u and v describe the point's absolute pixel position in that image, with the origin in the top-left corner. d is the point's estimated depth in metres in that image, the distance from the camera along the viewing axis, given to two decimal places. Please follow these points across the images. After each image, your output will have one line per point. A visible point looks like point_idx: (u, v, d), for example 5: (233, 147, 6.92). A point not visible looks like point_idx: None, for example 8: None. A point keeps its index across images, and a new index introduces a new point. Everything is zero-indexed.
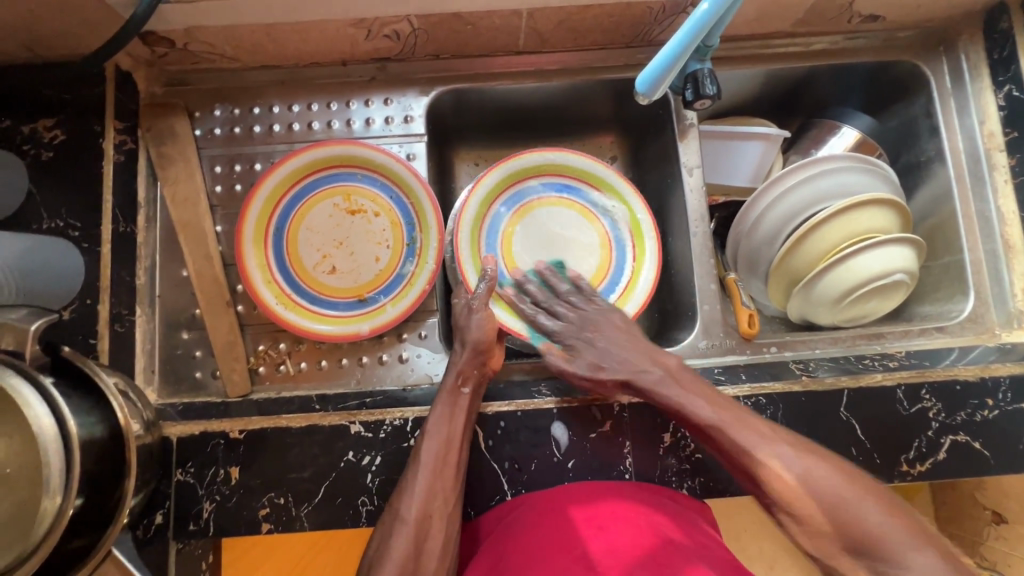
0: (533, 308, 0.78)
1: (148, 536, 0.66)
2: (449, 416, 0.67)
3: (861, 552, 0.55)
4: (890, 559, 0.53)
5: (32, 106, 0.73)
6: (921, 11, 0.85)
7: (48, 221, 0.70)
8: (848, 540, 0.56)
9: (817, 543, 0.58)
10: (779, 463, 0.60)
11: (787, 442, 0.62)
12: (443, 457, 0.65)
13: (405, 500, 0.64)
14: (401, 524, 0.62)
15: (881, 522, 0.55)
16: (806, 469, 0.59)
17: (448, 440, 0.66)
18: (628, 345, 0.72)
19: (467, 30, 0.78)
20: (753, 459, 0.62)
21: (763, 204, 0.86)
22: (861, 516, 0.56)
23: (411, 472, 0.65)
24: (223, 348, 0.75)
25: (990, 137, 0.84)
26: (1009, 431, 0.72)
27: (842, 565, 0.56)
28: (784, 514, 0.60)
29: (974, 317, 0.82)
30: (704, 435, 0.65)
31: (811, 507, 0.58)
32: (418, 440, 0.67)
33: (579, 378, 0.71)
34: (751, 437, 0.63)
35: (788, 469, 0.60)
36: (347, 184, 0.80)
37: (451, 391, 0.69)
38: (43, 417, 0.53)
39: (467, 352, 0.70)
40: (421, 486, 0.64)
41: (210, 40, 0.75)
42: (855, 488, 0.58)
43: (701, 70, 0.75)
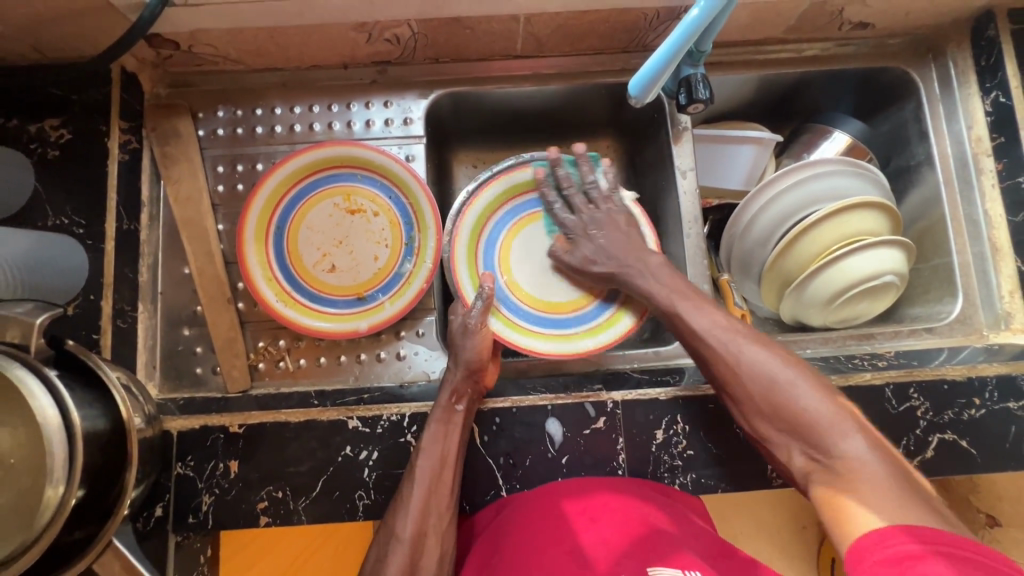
0: (554, 197, 0.83)
1: (147, 529, 0.67)
2: (444, 433, 0.68)
3: (794, 432, 0.58)
4: (817, 439, 0.56)
5: (39, 105, 0.74)
6: (910, 19, 0.87)
7: (53, 218, 0.72)
8: (781, 424, 0.59)
9: (761, 426, 0.61)
10: (738, 350, 0.64)
11: (745, 335, 0.66)
12: (437, 473, 0.67)
13: (399, 518, 0.65)
14: (397, 541, 0.64)
15: (820, 407, 0.58)
16: (758, 359, 0.63)
17: (443, 457, 0.67)
18: (622, 247, 0.78)
19: (465, 33, 0.80)
20: (714, 348, 0.66)
21: (755, 206, 0.87)
22: (800, 401, 0.59)
23: (405, 489, 0.66)
24: (224, 344, 0.76)
25: (978, 142, 0.85)
26: (995, 429, 0.74)
27: (779, 445, 0.60)
28: (734, 396, 0.64)
29: (962, 318, 0.84)
30: (677, 328, 0.70)
31: (756, 390, 0.61)
32: (413, 457, 0.68)
33: (572, 266, 0.80)
34: (709, 327, 0.67)
35: (743, 357, 0.63)
36: (347, 184, 0.82)
37: (445, 408, 0.69)
38: (48, 409, 0.54)
39: (460, 372, 0.72)
40: (415, 504, 0.65)
41: (214, 43, 0.77)
42: (804, 377, 0.60)
43: (694, 75, 0.77)
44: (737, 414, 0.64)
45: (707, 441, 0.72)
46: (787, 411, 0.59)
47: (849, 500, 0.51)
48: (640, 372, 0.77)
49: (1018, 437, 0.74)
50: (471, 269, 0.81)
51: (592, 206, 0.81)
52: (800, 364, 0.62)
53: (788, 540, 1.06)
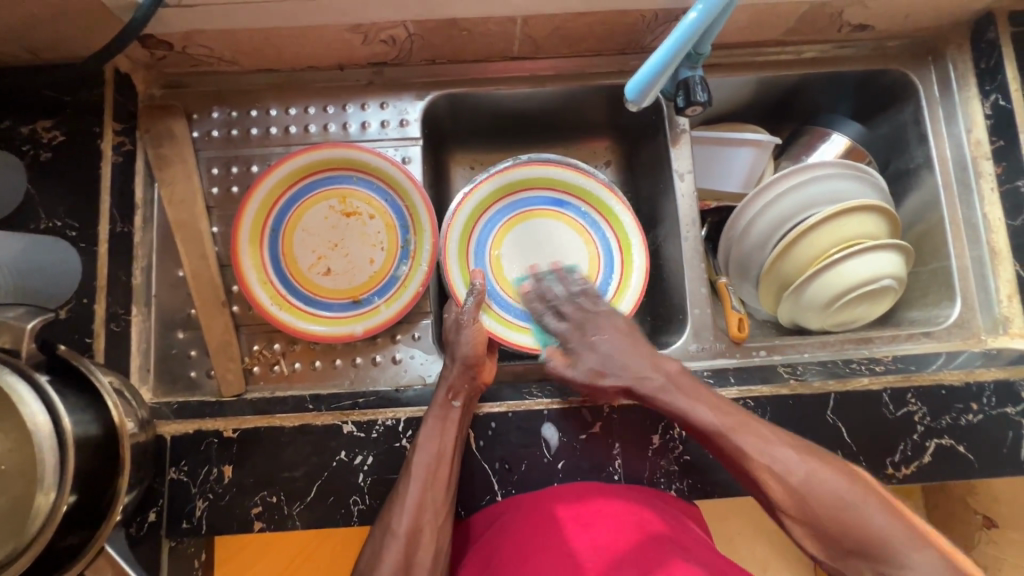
0: (542, 309, 0.76)
1: (140, 535, 0.67)
2: (440, 429, 0.68)
3: (866, 552, 0.57)
4: (892, 560, 0.55)
5: (32, 107, 0.74)
6: (910, 21, 0.86)
7: (45, 220, 0.71)
8: (848, 544, 0.58)
9: (824, 544, 0.59)
10: (791, 468, 0.61)
11: (790, 446, 0.62)
12: (434, 469, 0.66)
13: (395, 513, 0.64)
14: (392, 536, 0.63)
15: (888, 524, 0.57)
16: (815, 477, 0.60)
17: (439, 453, 0.66)
18: (628, 352, 0.70)
19: (462, 36, 0.79)
20: (760, 462, 0.62)
21: (753, 210, 0.87)
22: (867, 518, 0.57)
23: (402, 484, 0.66)
24: (219, 348, 0.76)
25: (976, 145, 0.85)
26: (993, 434, 0.73)
27: (845, 563, 0.58)
28: (789, 514, 0.61)
29: (960, 323, 0.83)
30: (712, 440, 0.64)
31: (820, 509, 0.59)
32: (410, 453, 0.67)
33: (578, 383, 0.70)
34: (753, 442, 0.63)
35: (797, 474, 0.60)
36: (342, 186, 0.81)
37: (443, 404, 0.69)
38: (39, 414, 0.54)
39: (458, 365, 0.71)
40: (411, 500, 0.64)
41: (208, 44, 0.76)
42: (867, 493, 0.59)
43: (692, 77, 0.76)
44: (792, 530, 0.61)
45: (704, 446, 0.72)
46: (854, 532, 0.57)
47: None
48: None
49: (1016, 442, 0.73)
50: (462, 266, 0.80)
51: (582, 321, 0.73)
52: (853, 472, 0.61)
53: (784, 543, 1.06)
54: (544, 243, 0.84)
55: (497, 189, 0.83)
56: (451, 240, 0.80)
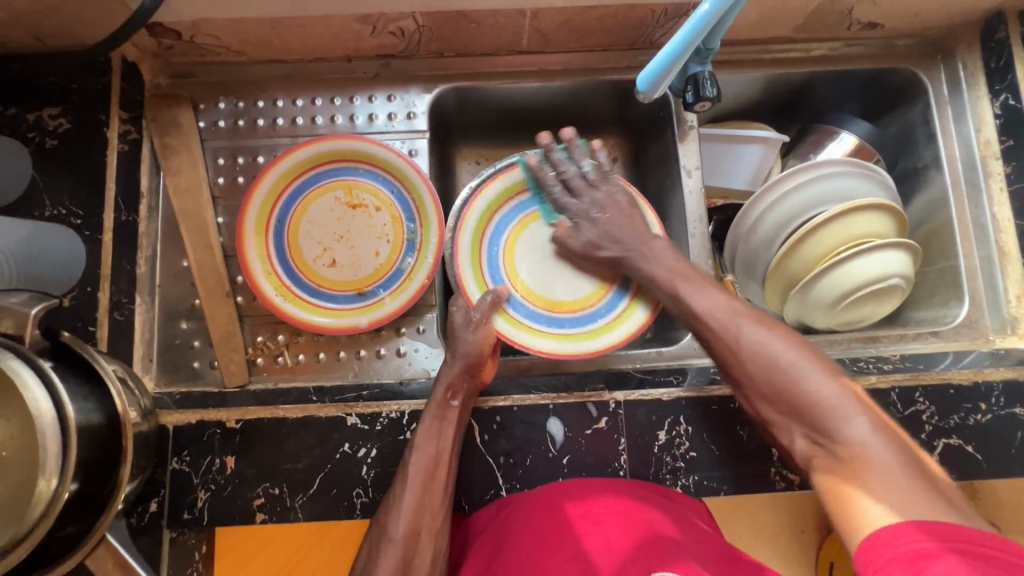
0: (552, 181, 0.81)
1: (141, 524, 0.66)
2: (437, 430, 0.67)
3: (800, 416, 0.57)
4: (824, 427, 0.54)
5: (38, 94, 0.73)
6: (920, 19, 0.86)
7: (50, 208, 0.71)
8: (784, 406, 0.58)
9: (772, 410, 0.60)
10: (750, 339, 0.62)
11: (752, 318, 0.64)
12: (431, 471, 0.66)
13: (391, 516, 0.64)
14: (389, 542, 0.62)
15: (829, 393, 0.55)
16: (762, 342, 0.61)
17: (437, 454, 0.66)
18: (625, 224, 0.77)
19: (471, 28, 0.79)
20: (726, 329, 0.64)
21: (760, 209, 0.87)
22: (808, 384, 0.57)
23: (398, 489, 0.65)
24: (222, 339, 0.75)
25: (986, 145, 0.85)
26: (1001, 434, 0.73)
27: (784, 429, 0.59)
28: (744, 381, 0.63)
29: (968, 323, 0.83)
30: (695, 318, 0.69)
31: (764, 372, 0.60)
32: (406, 455, 0.67)
33: (578, 252, 0.79)
34: (710, 309, 0.67)
35: (755, 341, 0.62)
36: (348, 178, 0.81)
37: (441, 403, 0.68)
38: (42, 400, 0.53)
39: (459, 362, 0.70)
40: (408, 502, 0.64)
41: (216, 33, 0.76)
42: (812, 362, 0.58)
43: (701, 73, 0.76)
44: (745, 397, 0.63)
45: (710, 442, 0.71)
46: (788, 393, 0.58)
47: (851, 488, 0.50)
48: (642, 372, 0.76)
49: None
50: (474, 241, 0.80)
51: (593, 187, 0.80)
52: (818, 354, 0.59)
53: (787, 546, 1.05)
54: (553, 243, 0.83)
55: (507, 184, 0.82)
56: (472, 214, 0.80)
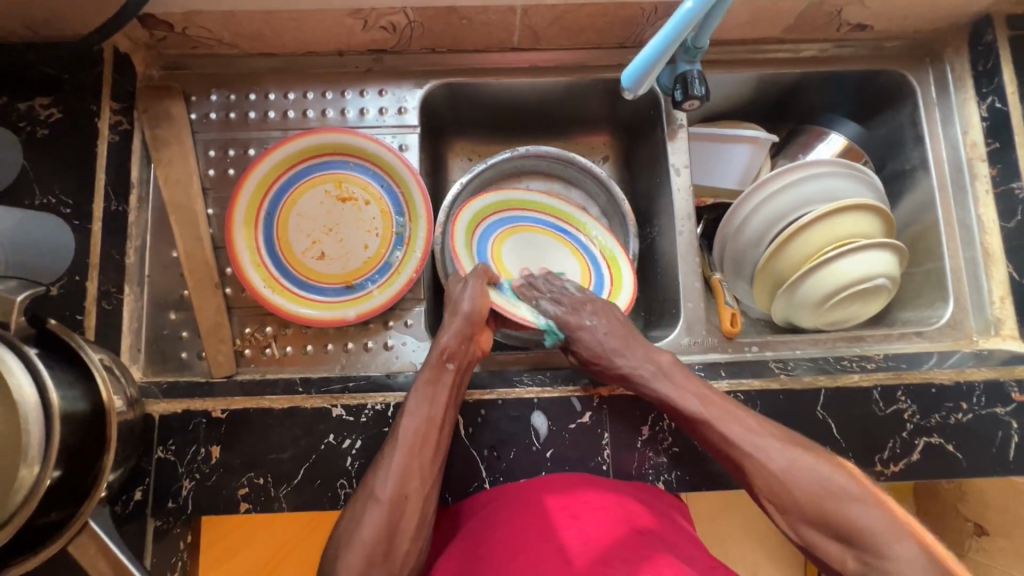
0: (540, 296, 0.77)
1: (127, 512, 0.66)
2: (432, 391, 0.67)
3: (851, 543, 0.56)
4: (877, 550, 0.54)
5: (30, 83, 0.74)
6: (908, 22, 0.86)
7: (40, 196, 0.71)
8: (833, 529, 0.57)
9: (813, 533, 0.59)
10: (775, 467, 0.61)
11: (775, 435, 0.63)
12: (425, 434, 0.64)
13: (379, 476, 0.61)
14: (374, 502, 0.60)
15: (868, 519, 0.56)
16: (793, 463, 0.60)
17: (432, 415, 0.65)
18: (624, 337, 0.72)
19: (462, 24, 0.79)
20: (742, 451, 0.63)
21: (748, 208, 0.88)
22: (853, 511, 0.57)
23: (387, 451, 0.63)
24: (210, 329, 0.76)
25: (972, 147, 0.86)
26: (982, 434, 0.73)
27: (833, 556, 0.57)
28: (773, 505, 0.61)
29: (952, 323, 0.83)
30: (702, 434, 0.65)
31: (799, 500, 0.59)
32: (399, 417, 0.66)
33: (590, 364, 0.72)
34: (739, 430, 0.63)
35: (777, 465, 0.61)
36: (338, 172, 0.81)
37: (437, 364, 0.68)
38: (25, 386, 0.54)
39: (459, 321, 0.70)
40: (397, 461, 0.62)
41: (208, 25, 0.76)
42: (847, 479, 0.59)
43: (690, 71, 0.77)
44: (780, 522, 0.61)
45: (693, 438, 0.72)
46: (831, 519, 0.57)
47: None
48: None
49: (1004, 442, 0.73)
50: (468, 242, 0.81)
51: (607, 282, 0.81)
52: (835, 461, 0.61)
53: (773, 546, 1.06)
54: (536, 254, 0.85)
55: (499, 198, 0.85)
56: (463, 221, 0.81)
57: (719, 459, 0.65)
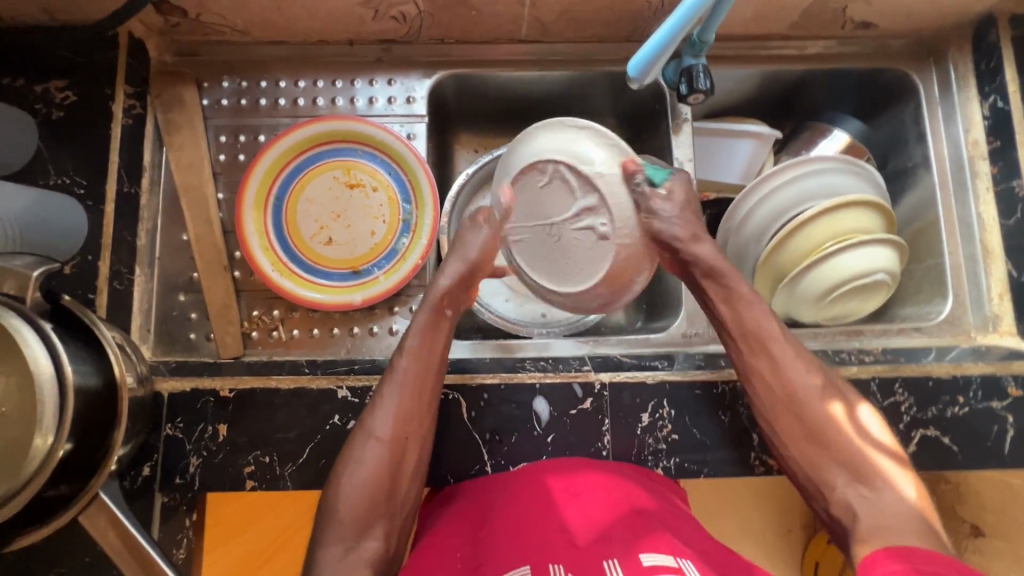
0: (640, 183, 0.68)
1: (134, 488, 0.68)
2: (431, 335, 0.68)
3: (847, 466, 0.63)
4: (869, 478, 0.61)
5: (46, 67, 0.75)
6: (912, 20, 0.87)
7: (54, 177, 0.73)
8: (835, 452, 0.64)
9: (813, 453, 0.65)
10: (804, 384, 0.67)
11: (808, 358, 0.69)
12: (421, 377, 0.66)
13: (377, 419, 0.64)
14: (375, 440, 0.63)
15: (872, 451, 0.63)
16: (818, 383, 0.67)
17: (428, 359, 0.67)
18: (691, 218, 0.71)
19: (471, 15, 0.80)
20: (779, 362, 0.68)
21: (750, 202, 0.89)
22: (856, 440, 0.64)
23: (386, 390, 0.65)
24: (219, 311, 0.77)
25: (974, 145, 0.86)
26: (978, 427, 0.74)
27: (826, 476, 0.64)
28: (786, 417, 0.67)
29: (951, 319, 0.84)
30: (744, 336, 0.70)
31: (814, 418, 0.65)
32: (396, 359, 0.67)
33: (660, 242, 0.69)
34: (781, 335, 0.70)
35: (807, 382, 0.67)
36: (347, 159, 0.82)
37: (437, 310, 0.70)
38: (41, 358, 0.55)
39: (462, 262, 0.72)
40: (395, 406, 0.64)
41: (222, 12, 0.77)
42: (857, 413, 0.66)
43: (695, 65, 0.78)
44: (783, 436, 0.67)
45: (692, 426, 0.73)
46: (834, 443, 0.64)
47: (883, 540, 0.56)
48: (629, 357, 0.78)
49: (1000, 436, 0.74)
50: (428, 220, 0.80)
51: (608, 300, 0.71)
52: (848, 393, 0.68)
53: (771, 540, 1.06)
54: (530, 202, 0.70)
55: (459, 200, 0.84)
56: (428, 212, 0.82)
57: (743, 360, 0.70)
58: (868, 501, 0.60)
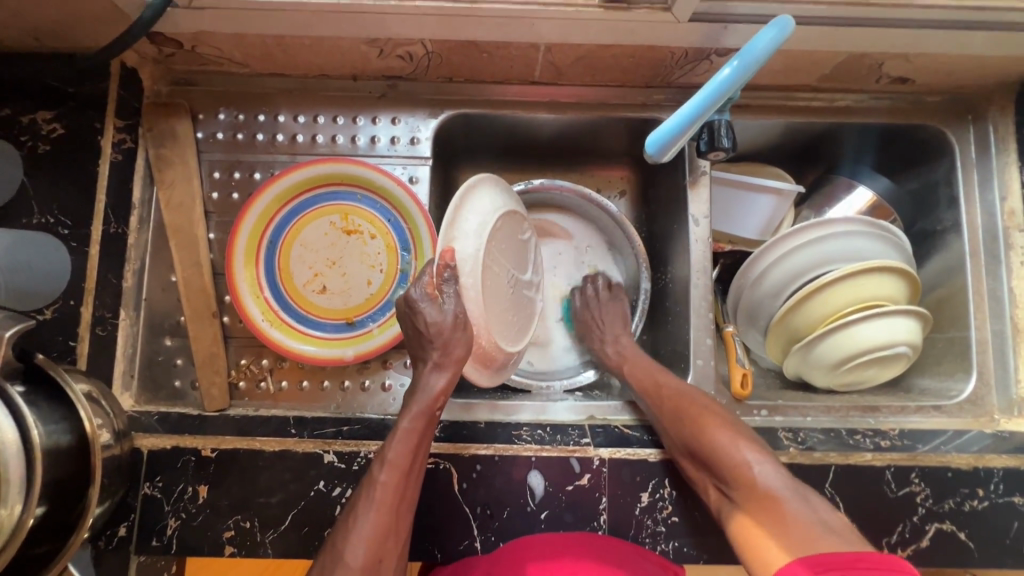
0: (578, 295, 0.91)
1: (109, 548, 0.65)
2: (415, 443, 0.63)
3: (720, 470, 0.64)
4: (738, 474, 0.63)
5: (32, 97, 0.71)
6: (954, 78, 0.81)
7: (38, 215, 0.69)
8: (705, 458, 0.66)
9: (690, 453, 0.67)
10: (670, 389, 0.72)
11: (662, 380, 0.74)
12: (399, 491, 0.61)
13: (350, 543, 0.57)
14: (343, 568, 0.55)
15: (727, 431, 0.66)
16: (672, 399, 0.71)
17: (408, 470, 0.61)
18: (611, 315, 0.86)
19: (482, 57, 0.75)
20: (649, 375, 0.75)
21: (767, 262, 0.84)
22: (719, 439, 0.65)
23: (362, 508, 0.59)
24: (205, 360, 0.74)
25: (1010, 215, 0.82)
26: (997, 524, 0.70)
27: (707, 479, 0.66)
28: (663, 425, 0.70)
29: (974, 399, 0.80)
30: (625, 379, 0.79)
31: (677, 416, 0.69)
32: (372, 472, 0.61)
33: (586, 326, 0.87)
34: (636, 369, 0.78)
35: (672, 385, 0.73)
36: (345, 203, 0.78)
37: (424, 416, 0.63)
38: (7, 427, 0.52)
39: (465, 347, 0.61)
40: (370, 525, 0.58)
41: (219, 45, 0.73)
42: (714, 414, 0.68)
43: (718, 121, 0.73)
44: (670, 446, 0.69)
45: (693, 508, 0.70)
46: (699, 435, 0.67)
47: (772, 534, 0.57)
48: (630, 429, 0.75)
49: (1020, 533, 0.70)
50: (421, 256, 0.77)
51: (504, 366, 0.68)
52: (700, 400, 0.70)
53: None
54: (513, 252, 0.67)
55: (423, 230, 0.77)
56: (416, 244, 0.77)
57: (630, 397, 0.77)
58: (733, 480, 0.63)
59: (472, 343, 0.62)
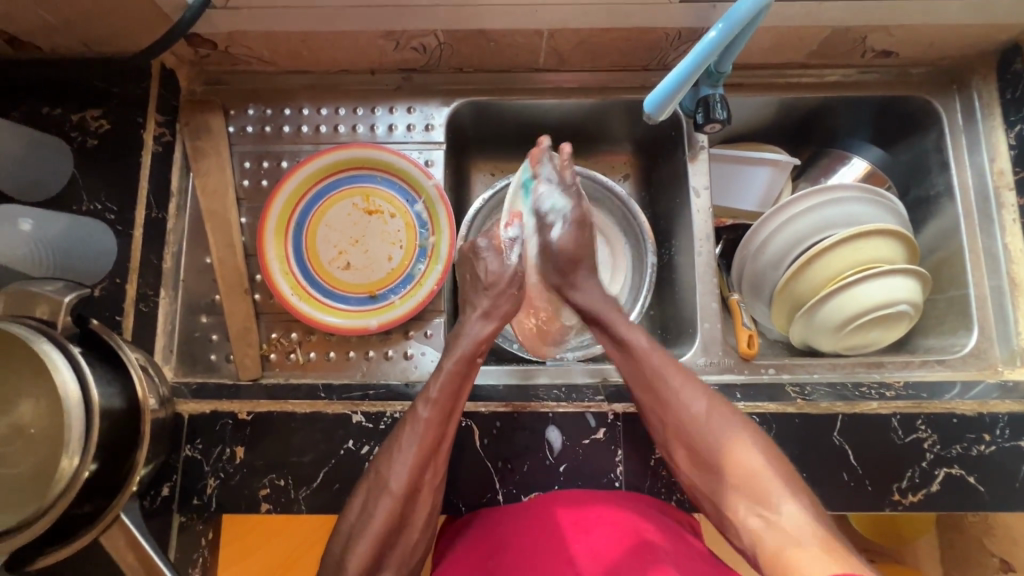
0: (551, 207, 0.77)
1: (154, 508, 0.69)
2: (457, 386, 0.68)
3: (745, 490, 0.60)
4: (765, 497, 0.58)
5: (82, 97, 0.78)
6: (935, 50, 0.86)
7: (87, 203, 0.75)
8: (730, 474, 0.62)
9: (719, 485, 0.63)
10: (694, 409, 0.66)
11: (699, 387, 0.68)
12: (440, 430, 0.66)
13: (394, 471, 0.63)
14: (387, 497, 0.62)
15: (763, 462, 0.61)
16: (698, 407, 0.66)
17: (448, 411, 0.67)
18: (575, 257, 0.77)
19: (490, 46, 0.81)
20: (669, 392, 0.68)
21: (770, 229, 0.88)
22: (742, 455, 0.62)
23: (404, 442, 0.64)
24: (239, 333, 0.79)
25: (999, 174, 0.85)
26: (1005, 467, 0.72)
27: (728, 501, 0.62)
28: (683, 455, 0.67)
29: (977, 352, 0.82)
30: (636, 369, 0.71)
31: (705, 447, 0.64)
32: (416, 408, 0.66)
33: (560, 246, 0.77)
34: (648, 345, 0.71)
35: (697, 408, 0.66)
36: (366, 185, 0.84)
37: (468, 360, 0.70)
38: (69, 383, 0.57)
39: (511, 302, 0.76)
40: (412, 459, 0.63)
41: (249, 44, 0.80)
42: (736, 424, 0.64)
43: (712, 95, 0.78)
44: (688, 467, 0.67)
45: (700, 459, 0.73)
46: (732, 466, 0.62)
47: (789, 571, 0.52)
48: None
49: None
50: (439, 231, 0.82)
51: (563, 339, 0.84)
52: (722, 406, 0.66)
53: None
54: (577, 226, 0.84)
55: (439, 205, 0.82)
56: (432, 220, 0.83)
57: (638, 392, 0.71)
58: (759, 496, 0.59)
59: (517, 302, 0.76)
